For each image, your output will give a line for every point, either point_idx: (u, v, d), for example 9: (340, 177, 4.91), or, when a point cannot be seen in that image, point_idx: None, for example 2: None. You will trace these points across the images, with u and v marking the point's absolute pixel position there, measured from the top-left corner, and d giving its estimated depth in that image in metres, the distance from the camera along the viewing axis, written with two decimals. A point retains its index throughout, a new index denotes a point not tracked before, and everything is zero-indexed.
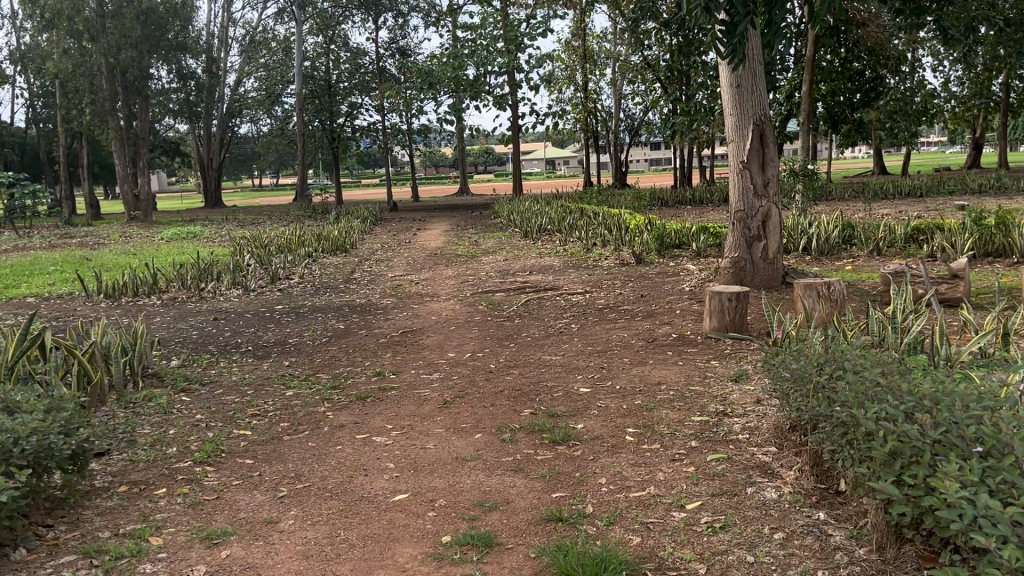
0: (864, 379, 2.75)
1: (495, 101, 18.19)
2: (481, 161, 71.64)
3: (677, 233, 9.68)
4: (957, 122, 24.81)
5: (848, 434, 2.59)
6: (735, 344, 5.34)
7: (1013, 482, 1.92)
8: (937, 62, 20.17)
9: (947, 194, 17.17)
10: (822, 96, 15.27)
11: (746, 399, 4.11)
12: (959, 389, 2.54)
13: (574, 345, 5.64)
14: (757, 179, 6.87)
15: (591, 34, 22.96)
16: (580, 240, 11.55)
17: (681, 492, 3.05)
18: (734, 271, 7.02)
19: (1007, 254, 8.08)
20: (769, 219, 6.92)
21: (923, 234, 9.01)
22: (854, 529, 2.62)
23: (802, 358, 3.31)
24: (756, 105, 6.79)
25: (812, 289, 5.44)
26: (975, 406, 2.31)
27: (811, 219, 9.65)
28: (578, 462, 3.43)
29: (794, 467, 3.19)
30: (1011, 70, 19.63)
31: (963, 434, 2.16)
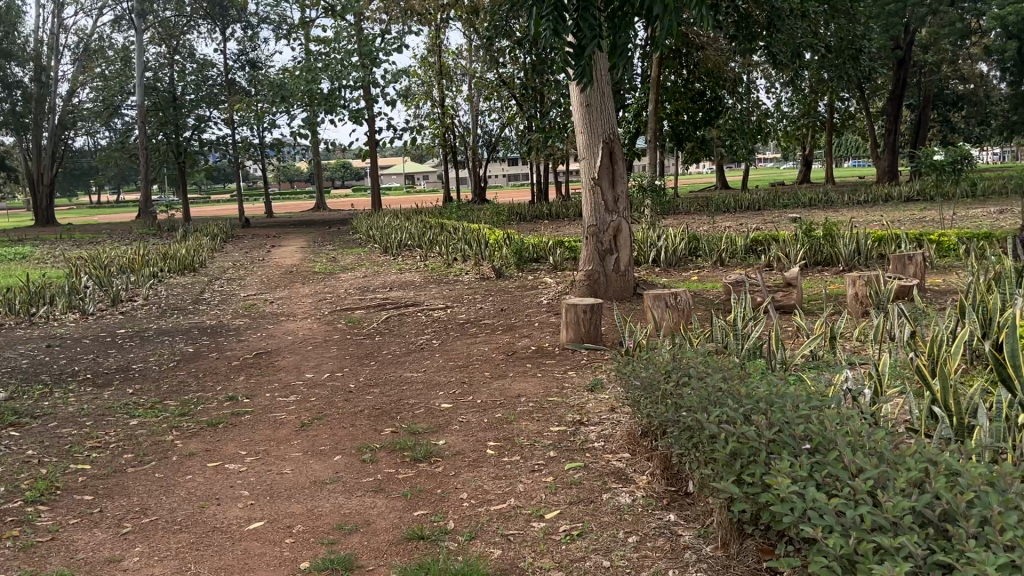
0: (708, 384, 2.92)
1: (351, 116, 17.95)
2: (337, 175, 70.65)
3: (535, 247, 9.89)
4: (789, 140, 26.68)
5: (694, 437, 2.74)
6: (590, 354, 5.52)
7: (837, 475, 2.08)
8: (770, 85, 21.64)
9: (783, 207, 18.42)
10: (667, 115, 16.32)
11: (601, 407, 4.26)
12: (792, 391, 2.75)
13: (435, 361, 5.64)
14: (608, 195, 7.14)
15: (447, 50, 23.16)
16: (440, 256, 11.58)
17: (540, 502, 3.11)
18: (588, 283, 7.24)
19: (834, 262, 8.81)
20: (620, 234, 7.19)
21: (762, 246, 9.64)
22: (702, 528, 2.76)
23: (650, 366, 3.48)
24: (605, 124, 7.04)
25: (661, 299, 5.70)
26: (804, 406, 2.52)
27: (660, 231, 10.08)
28: (440, 479, 3.44)
29: (646, 471, 3.32)
30: (835, 92, 21.33)
31: (794, 433, 2.34)
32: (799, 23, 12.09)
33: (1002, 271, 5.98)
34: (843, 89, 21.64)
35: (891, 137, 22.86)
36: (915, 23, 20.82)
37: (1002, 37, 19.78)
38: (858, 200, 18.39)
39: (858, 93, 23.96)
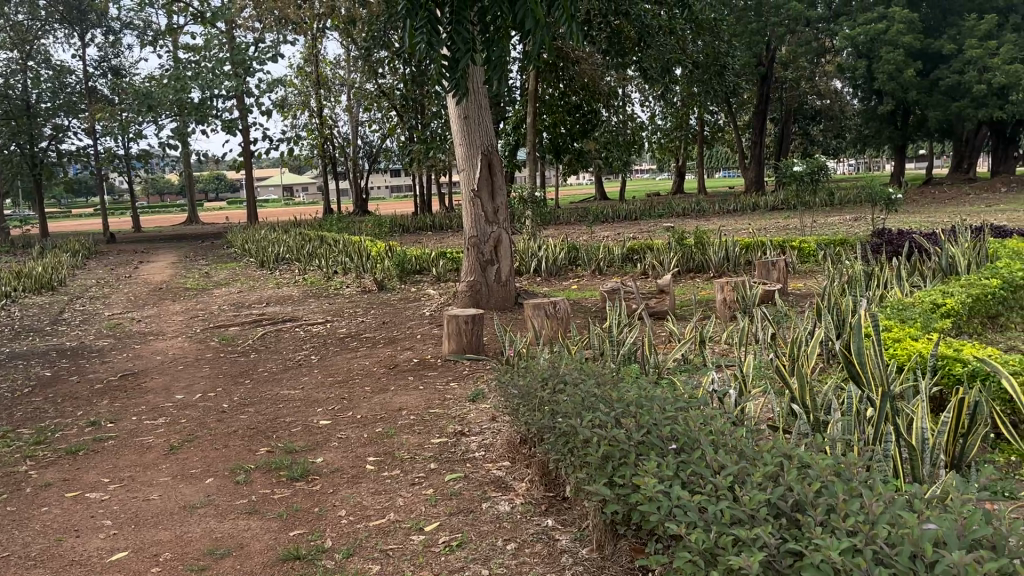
0: (581, 390, 3.00)
1: (223, 126, 17.37)
2: (211, 188, 68.21)
3: (417, 259, 9.86)
4: (662, 151, 27.67)
5: (570, 442, 2.79)
6: (471, 364, 5.54)
7: (700, 473, 2.19)
8: (644, 99, 22.38)
9: (658, 216, 19.06)
10: (546, 127, 16.61)
11: (482, 416, 4.29)
12: (660, 394, 2.86)
13: (314, 377, 5.53)
14: (488, 206, 7.20)
15: (324, 60, 22.81)
16: (320, 269, 11.37)
17: (420, 515, 3.10)
18: (470, 294, 7.28)
19: (705, 269, 9.19)
20: (501, 245, 7.27)
21: (638, 255, 9.94)
22: (579, 530, 2.82)
23: (528, 375, 3.54)
24: (483, 135, 7.09)
25: (540, 308, 5.79)
26: (671, 408, 2.64)
27: (541, 241, 10.23)
28: (317, 497, 3.37)
29: (525, 478, 3.37)
30: (704, 107, 22.29)
31: (661, 434, 2.45)
32: (668, 40, 12.56)
33: (854, 275, 6.39)
34: (711, 103, 22.62)
35: (756, 149, 24.05)
36: (775, 41, 21.98)
37: (853, 56, 21.12)
38: (727, 209, 19.25)
39: (726, 107, 25.11)
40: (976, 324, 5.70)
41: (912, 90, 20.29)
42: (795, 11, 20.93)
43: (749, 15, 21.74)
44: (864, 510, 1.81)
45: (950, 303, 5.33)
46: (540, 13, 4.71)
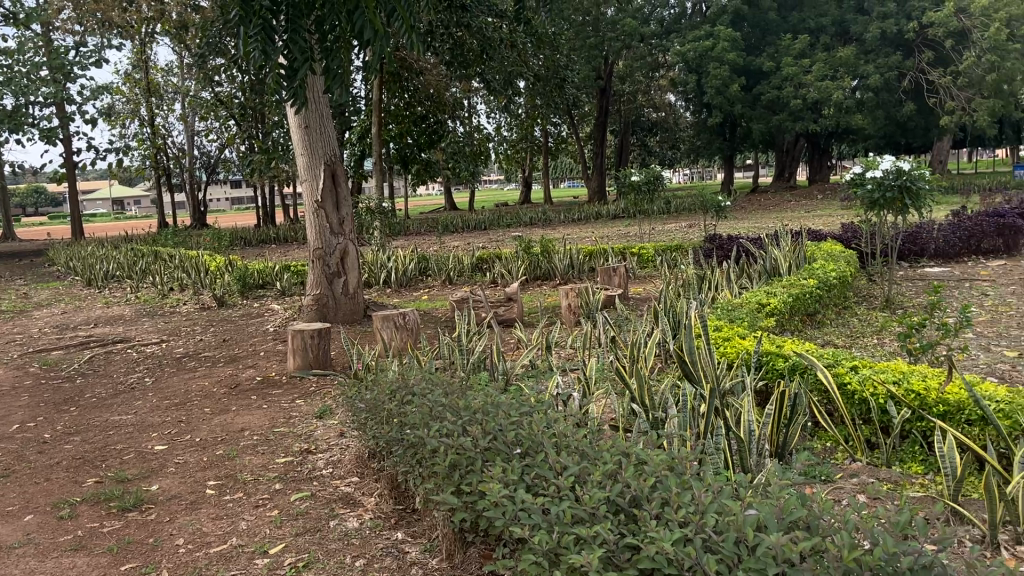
0: (429, 400, 3.01)
1: (41, 135, 16.11)
2: (30, 202, 63.09)
3: (260, 273, 9.55)
4: (509, 162, 28.11)
5: (418, 454, 2.78)
6: (318, 380, 5.40)
7: (544, 476, 2.25)
8: (490, 111, 22.66)
9: (507, 225, 19.33)
10: (392, 137, 16.50)
11: (329, 433, 4.20)
12: (506, 400, 2.92)
13: (148, 401, 5.21)
14: (333, 218, 7.07)
15: (154, 67, 21.65)
16: (154, 286, 10.75)
17: (264, 537, 2.99)
18: (316, 308, 7.11)
19: (552, 276, 9.42)
20: (347, 256, 7.16)
21: (487, 264, 10.06)
22: (427, 542, 2.82)
23: (374, 388, 3.50)
24: (325, 146, 6.95)
25: (389, 320, 5.73)
26: (515, 413, 2.70)
27: (389, 252, 10.13)
28: (152, 526, 3.19)
29: (374, 493, 3.33)
30: (547, 118, 22.85)
31: (506, 440, 2.51)
32: (510, 52, 12.78)
33: (688, 278, 6.75)
34: (553, 115, 23.22)
35: (598, 160, 24.91)
36: (612, 56, 22.85)
37: (684, 71, 22.24)
38: (572, 218, 19.81)
39: (568, 118, 25.84)
40: (797, 321, 6.16)
41: (737, 104, 21.66)
42: (629, 27, 21.83)
43: (587, 30, 22.50)
44: (695, 501, 1.92)
45: (773, 303, 5.73)
46: (378, 24, 4.66)
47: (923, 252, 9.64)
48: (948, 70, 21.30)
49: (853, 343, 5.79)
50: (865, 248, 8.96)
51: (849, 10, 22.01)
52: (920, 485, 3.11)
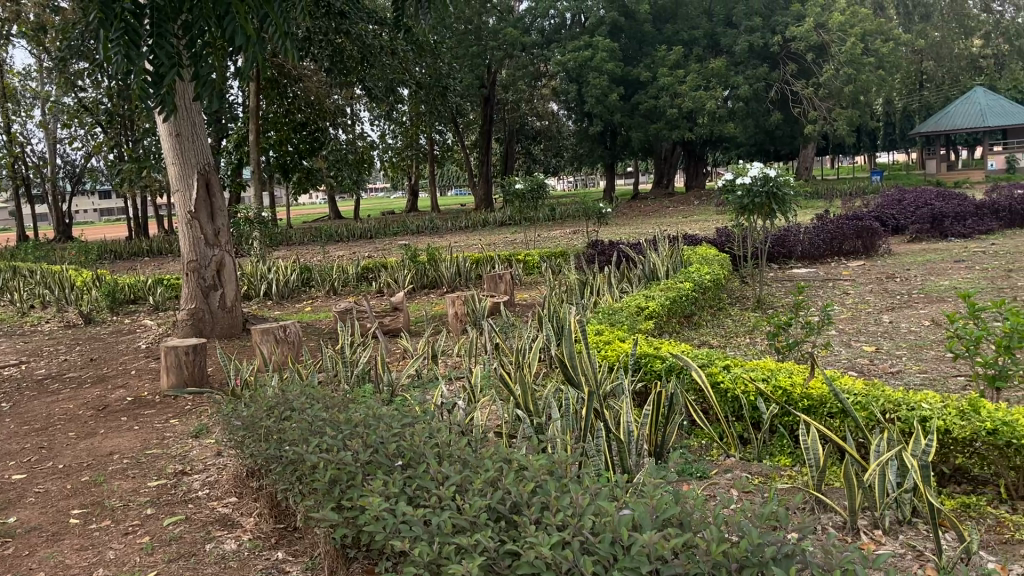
0: (308, 415, 2.95)
1: None
2: None
3: (130, 287, 9.11)
4: (394, 170, 27.90)
5: (298, 470, 2.71)
6: (194, 398, 5.19)
7: (425, 486, 2.24)
8: (373, 119, 22.40)
9: (393, 233, 19.15)
10: (272, 144, 16.07)
11: (206, 453, 4.04)
12: (389, 412, 2.89)
13: (6, 427, 4.87)
14: (207, 229, 6.81)
15: (10, 70, 20.30)
16: (13, 303, 10.06)
17: (133, 567, 2.84)
18: (192, 322, 6.83)
19: (439, 284, 9.39)
20: (223, 269, 6.92)
21: (372, 273, 9.95)
22: (309, 560, 2.76)
23: (251, 405, 3.39)
24: (198, 154, 6.69)
25: (269, 333, 5.57)
26: (396, 425, 2.69)
27: (270, 263, 9.85)
28: (8, 562, 2.97)
29: (253, 512, 3.22)
30: (431, 126, 22.77)
31: (387, 453, 2.49)
32: (390, 60, 12.67)
33: (571, 284, 6.86)
34: (437, 123, 23.18)
35: (484, 168, 25.06)
36: (495, 64, 23.02)
37: (565, 81, 22.66)
38: (459, 225, 19.81)
39: (452, 127, 25.86)
40: (675, 323, 6.37)
41: (616, 113, 22.24)
42: (511, 36, 22.05)
43: (469, 38, 22.55)
44: (573, 504, 1.96)
45: (652, 306, 5.91)
46: (250, 30, 4.53)
47: (790, 254, 10.17)
48: (809, 82, 22.58)
49: (727, 343, 6.03)
50: (737, 251, 9.37)
51: (718, 24, 23.01)
52: (788, 477, 3.27)
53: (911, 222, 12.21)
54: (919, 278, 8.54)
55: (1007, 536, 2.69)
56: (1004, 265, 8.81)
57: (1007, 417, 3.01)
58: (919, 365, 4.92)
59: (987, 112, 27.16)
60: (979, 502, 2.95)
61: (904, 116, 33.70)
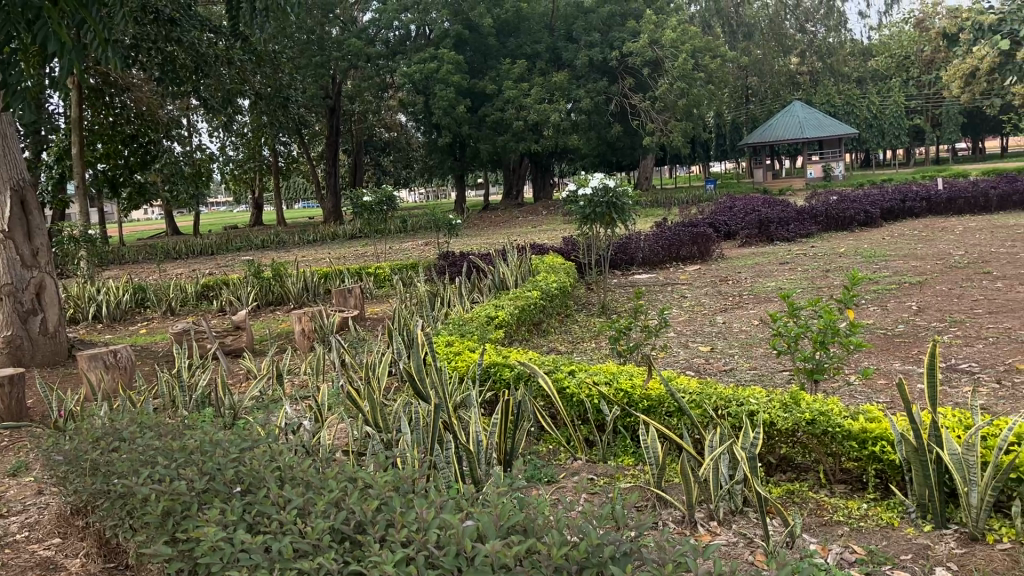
0: (139, 445, 2.78)
1: None
2: None
3: None
4: (235, 183, 26.85)
5: (127, 504, 2.54)
6: (11, 434, 4.77)
7: (266, 512, 2.16)
8: (211, 131, 21.44)
9: (236, 249, 18.41)
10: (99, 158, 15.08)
11: (25, 492, 3.73)
12: (227, 437, 2.77)
13: None
14: (24, 249, 6.30)
15: None
16: None
17: None
18: (8, 351, 6.29)
19: (286, 301, 9.11)
20: (45, 291, 6.42)
21: (213, 291, 9.54)
22: None
23: (75, 437, 3.16)
24: (11, 169, 6.19)
25: (98, 359, 5.21)
26: (236, 449, 2.59)
27: (99, 284, 9.22)
28: None
29: (80, 553, 3.00)
30: (274, 138, 22.04)
31: (225, 479, 2.39)
32: (226, 70, 12.15)
33: (420, 297, 6.84)
34: (281, 134, 22.48)
35: (332, 180, 24.58)
36: (339, 75, 22.60)
37: (412, 92, 22.57)
38: (306, 240, 19.32)
39: (296, 138, 25.17)
40: (524, 331, 6.48)
41: (464, 125, 22.39)
42: (355, 47, 21.72)
43: (312, 48, 21.92)
44: (418, 518, 1.94)
45: (501, 315, 5.98)
46: (65, 36, 4.20)
47: (633, 260, 10.60)
48: (646, 96, 23.65)
49: (574, 348, 6.20)
50: (583, 259, 9.64)
51: (559, 38, 23.69)
52: (631, 476, 3.40)
53: (740, 228, 13.04)
54: (748, 280, 9.12)
55: (826, 517, 2.91)
56: (822, 266, 9.55)
57: (824, 406, 3.27)
58: (749, 362, 5.24)
59: (806, 124, 29.35)
60: (802, 488, 3.18)
61: (733, 128, 35.87)
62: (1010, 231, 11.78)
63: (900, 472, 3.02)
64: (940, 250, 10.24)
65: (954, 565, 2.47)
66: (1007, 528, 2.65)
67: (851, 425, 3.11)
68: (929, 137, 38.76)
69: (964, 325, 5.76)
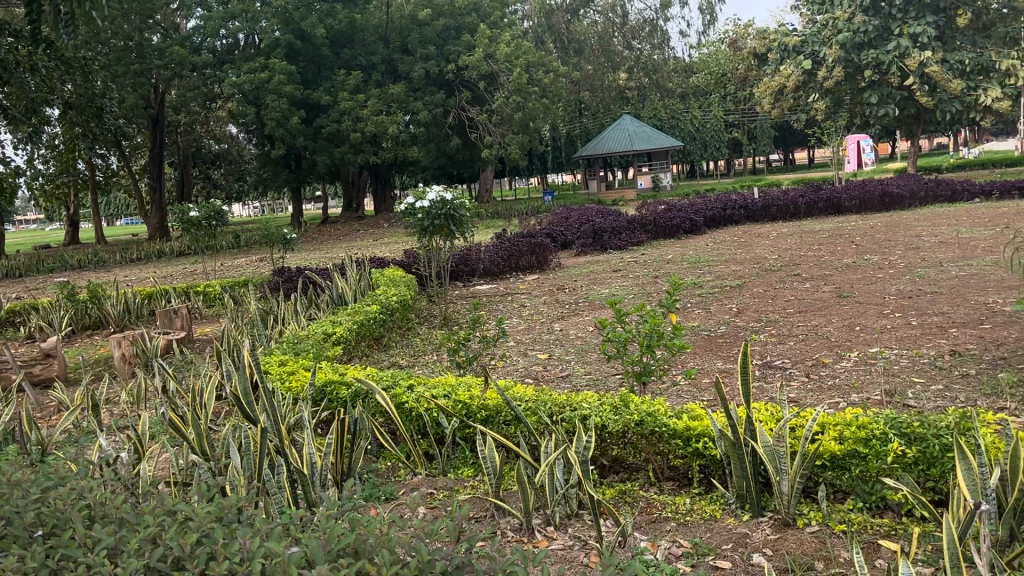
0: None
1: None
2: None
3: None
4: (47, 199, 24.84)
5: None
6: None
7: (70, 556, 1.98)
8: (15, 143, 19.71)
9: (48, 270, 17.00)
10: None
11: None
12: (27, 476, 2.53)
13: None
14: None
15: None
16: None
17: None
18: None
19: (104, 325, 8.53)
20: None
21: (20, 316, 8.78)
22: None
23: None
24: None
25: None
26: (37, 490, 2.37)
27: None
28: None
29: None
30: (89, 151, 20.56)
31: (24, 522, 2.18)
32: (29, 77, 11.16)
33: (252, 315, 6.58)
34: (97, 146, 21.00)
35: (157, 195, 23.26)
36: (162, 84, 21.39)
37: (242, 103, 21.70)
38: (129, 258, 18.13)
39: (116, 150, 23.63)
40: (363, 347, 6.36)
41: (298, 136, 21.79)
42: (179, 55, 20.60)
43: (131, 55, 20.59)
44: (241, 549, 1.85)
45: (338, 332, 5.85)
46: None
47: (473, 271, 10.70)
48: (483, 109, 23.96)
49: (414, 362, 6.16)
50: (424, 272, 9.60)
51: (395, 50, 23.59)
52: (470, 488, 3.41)
53: (576, 238, 13.45)
54: (584, 287, 9.41)
55: (655, 515, 3.02)
56: (652, 272, 10.02)
57: (651, 407, 3.41)
58: (584, 367, 5.39)
59: (635, 137, 30.71)
60: (633, 488, 3.29)
61: (568, 141, 36.99)
62: (816, 235, 12.80)
63: (720, 466, 3.19)
64: (757, 254, 11.00)
65: (769, 551, 2.62)
66: (814, 512, 2.86)
67: (675, 423, 3.27)
68: (746, 148, 41.54)
69: (777, 324, 6.20)
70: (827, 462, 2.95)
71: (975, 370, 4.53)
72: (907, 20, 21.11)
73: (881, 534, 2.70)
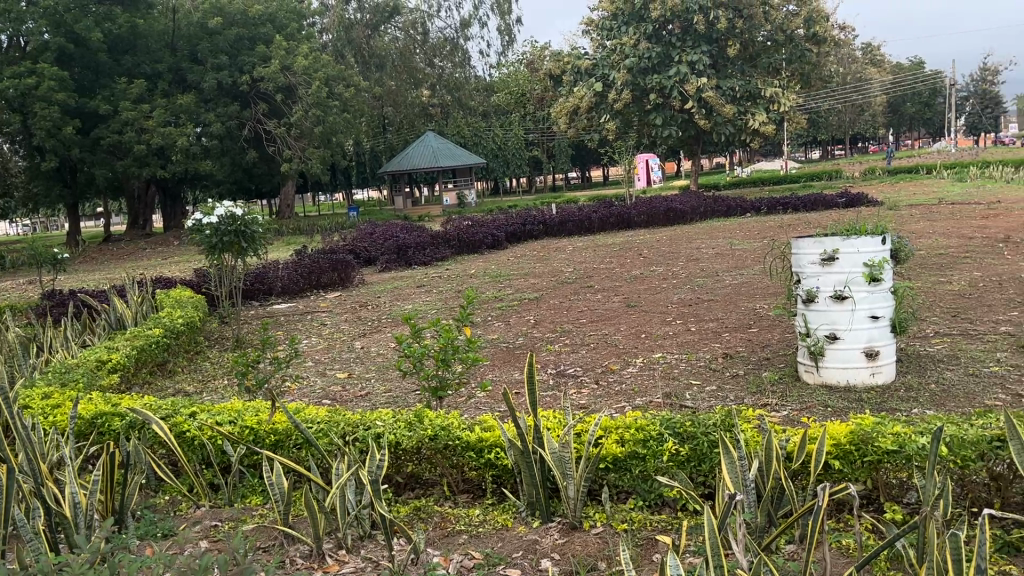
0: None
1: None
2: None
3: None
4: None
5: None
6: None
7: None
8: None
9: None
10: None
11: None
12: None
13: None
14: None
15: None
16: None
17: None
18: None
19: None
20: None
21: None
22: None
23: None
24: None
25: None
26: None
27: None
28: None
29: None
30: None
31: None
32: None
33: (13, 344, 5.94)
34: None
35: None
36: None
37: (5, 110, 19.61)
38: None
39: None
40: (144, 374, 5.92)
41: (73, 147, 20.05)
42: None
43: None
44: None
45: (114, 359, 5.41)
46: None
47: (270, 290, 10.30)
48: (280, 122, 23.26)
49: (203, 387, 5.81)
50: (215, 292, 9.09)
51: (182, 59, 22.32)
52: (257, 516, 3.26)
53: (380, 254, 13.34)
54: (386, 303, 9.33)
55: (448, 529, 3.02)
56: (454, 287, 10.13)
57: (444, 422, 3.42)
58: (384, 385, 5.32)
59: (439, 154, 30.99)
60: (427, 503, 3.28)
61: (372, 156, 36.66)
62: (609, 249, 13.49)
63: (511, 475, 3.26)
64: (554, 267, 11.43)
65: (556, 555, 2.70)
66: (599, 513, 2.98)
67: (468, 435, 3.29)
68: (546, 166, 43.13)
69: (571, 334, 6.46)
70: (610, 464, 3.10)
71: (742, 370, 4.94)
72: (685, 48, 22.86)
73: (658, 529, 2.86)
